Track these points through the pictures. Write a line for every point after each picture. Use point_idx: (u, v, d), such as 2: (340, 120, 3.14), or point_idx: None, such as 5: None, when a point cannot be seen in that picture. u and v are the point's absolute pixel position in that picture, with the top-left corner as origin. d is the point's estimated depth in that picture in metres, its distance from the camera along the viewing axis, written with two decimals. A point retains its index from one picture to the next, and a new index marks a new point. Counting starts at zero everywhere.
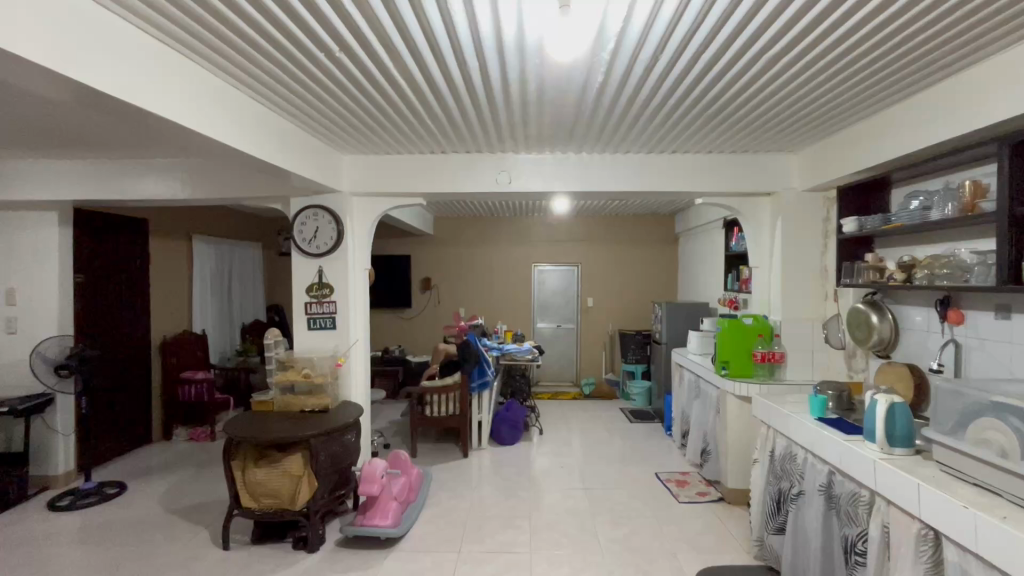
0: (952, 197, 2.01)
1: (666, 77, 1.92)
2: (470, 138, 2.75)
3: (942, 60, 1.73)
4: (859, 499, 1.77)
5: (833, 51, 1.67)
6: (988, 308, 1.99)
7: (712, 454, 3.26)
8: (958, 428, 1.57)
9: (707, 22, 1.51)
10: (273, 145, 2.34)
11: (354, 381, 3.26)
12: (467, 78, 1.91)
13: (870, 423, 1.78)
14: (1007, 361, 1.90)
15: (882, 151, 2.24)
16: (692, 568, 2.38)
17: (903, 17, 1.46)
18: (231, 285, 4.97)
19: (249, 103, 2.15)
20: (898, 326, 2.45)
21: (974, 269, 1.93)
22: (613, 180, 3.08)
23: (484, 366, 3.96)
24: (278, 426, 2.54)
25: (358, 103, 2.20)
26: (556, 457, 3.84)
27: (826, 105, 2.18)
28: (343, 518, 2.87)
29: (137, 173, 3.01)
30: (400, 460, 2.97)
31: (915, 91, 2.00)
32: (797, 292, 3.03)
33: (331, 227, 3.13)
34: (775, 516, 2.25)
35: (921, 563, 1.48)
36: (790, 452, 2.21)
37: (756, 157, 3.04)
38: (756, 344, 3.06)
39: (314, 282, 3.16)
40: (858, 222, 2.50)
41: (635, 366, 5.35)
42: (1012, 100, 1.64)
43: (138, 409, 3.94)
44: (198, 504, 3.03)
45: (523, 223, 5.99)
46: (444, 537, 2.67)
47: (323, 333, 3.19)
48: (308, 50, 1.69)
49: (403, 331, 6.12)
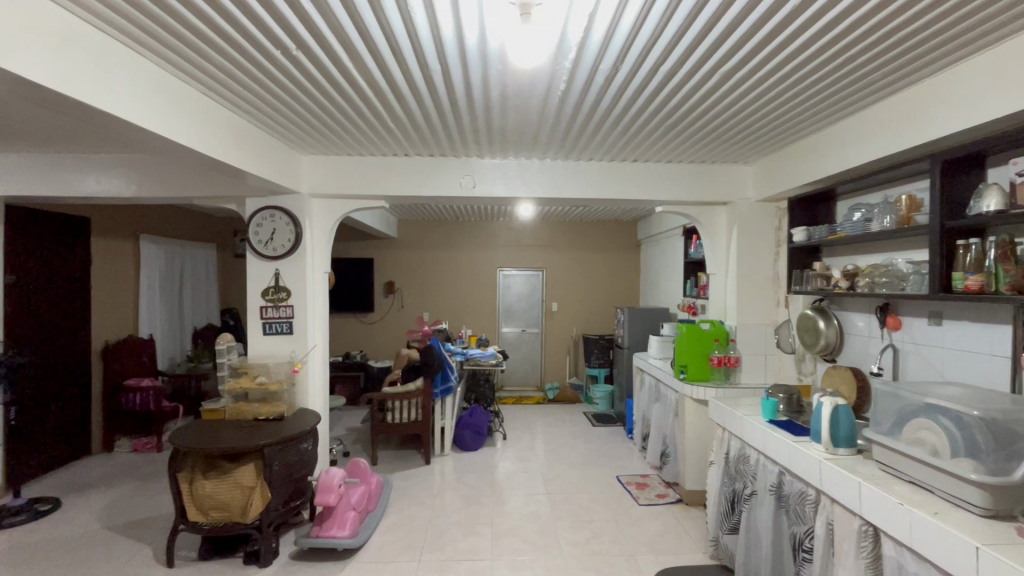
0: (890, 210, 2.14)
1: (626, 87, 1.96)
2: (433, 142, 2.73)
3: (880, 80, 1.85)
4: (806, 497, 1.84)
5: (783, 67, 1.75)
6: (922, 314, 2.11)
7: (671, 456, 3.33)
8: (894, 428, 1.66)
9: (665, 33, 1.55)
10: (227, 144, 2.25)
11: (312, 387, 3.17)
12: (430, 79, 1.87)
13: (817, 424, 1.86)
14: (940, 364, 2.02)
15: (832, 163, 2.33)
16: (650, 569, 2.42)
17: (847, 38, 1.55)
18: (182, 287, 4.74)
19: (199, 100, 2.04)
20: (842, 330, 2.57)
21: (910, 278, 2.05)
22: (577, 187, 3.12)
23: (447, 371, 3.94)
24: (229, 436, 2.43)
25: (315, 104, 2.16)
26: (519, 461, 3.84)
27: (776, 119, 2.28)
28: (298, 530, 2.78)
29: (77, 169, 2.84)
30: (359, 468, 2.92)
31: (858, 109, 2.13)
32: (751, 297, 3.14)
33: (289, 229, 3.03)
34: (729, 516, 2.33)
35: (862, 557, 1.56)
36: (744, 453, 2.28)
37: (713, 168, 3.15)
38: (712, 349, 3.12)
39: (270, 285, 3.05)
40: (806, 232, 2.63)
41: (598, 370, 5.43)
42: (941, 121, 1.77)
43: (76, 419, 3.70)
44: (142, 519, 2.88)
45: (488, 227, 5.98)
46: (404, 547, 2.62)
47: (279, 338, 3.08)
48: (263, 47, 1.64)
49: (365, 336, 6.00)
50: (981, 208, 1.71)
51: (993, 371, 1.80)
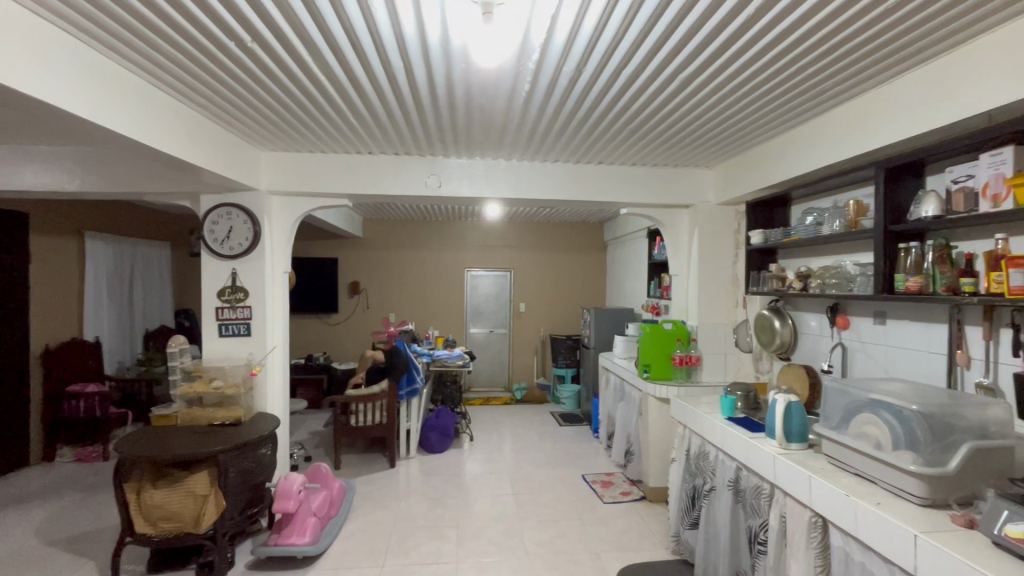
0: (840, 215, 2.24)
1: (589, 89, 1.98)
2: (399, 141, 2.69)
3: (830, 89, 1.94)
4: (761, 491, 1.91)
5: (741, 73, 1.81)
6: (868, 314, 2.21)
7: (635, 454, 3.38)
8: (842, 423, 1.73)
9: (626, 38, 1.58)
10: (180, 137, 2.16)
11: (271, 390, 3.07)
12: (393, 77, 1.84)
13: (771, 420, 1.93)
14: (884, 361, 2.13)
15: (789, 168, 2.42)
16: (614, 566, 2.45)
17: (802, 46, 1.61)
18: (132, 287, 4.51)
19: (148, 91, 1.95)
20: (796, 330, 2.68)
21: (857, 279, 2.16)
22: (543, 188, 3.13)
23: (413, 373, 3.88)
24: (181, 443, 2.32)
25: (274, 98, 2.10)
26: (485, 463, 3.83)
27: (734, 124, 2.35)
28: (255, 539, 2.69)
29: (13, 161, 2.65)
30: (320, 474, 2.88)
31: (811, 116, 2.22)
32: (712, 297, 3.23)
33: (246, 227, 2.93)
34: (690, 511, 2.38)
35: (812, 549, 1.62)
36: (703, 450, 2.34)
37: (676, 171, 3.22)
38: (675, 348, 3.18)
39: (227, 285, 2.94)
40: (763, 234, 2.73)
41: (565, 370, 5.46)
42: (886, 130, 1.87)
43: (11, 428, 3.47)
44: (85, 533, 2.72)
45: (456, 227, 5.95)
46: (367, 552, 2.57)
47: (236, 340, 2.97)
48: (217, 38, 1.57)
49: (328, 337, 5.86)
50: (920, 214, 1.81)
51: (931, 368, 1.91)
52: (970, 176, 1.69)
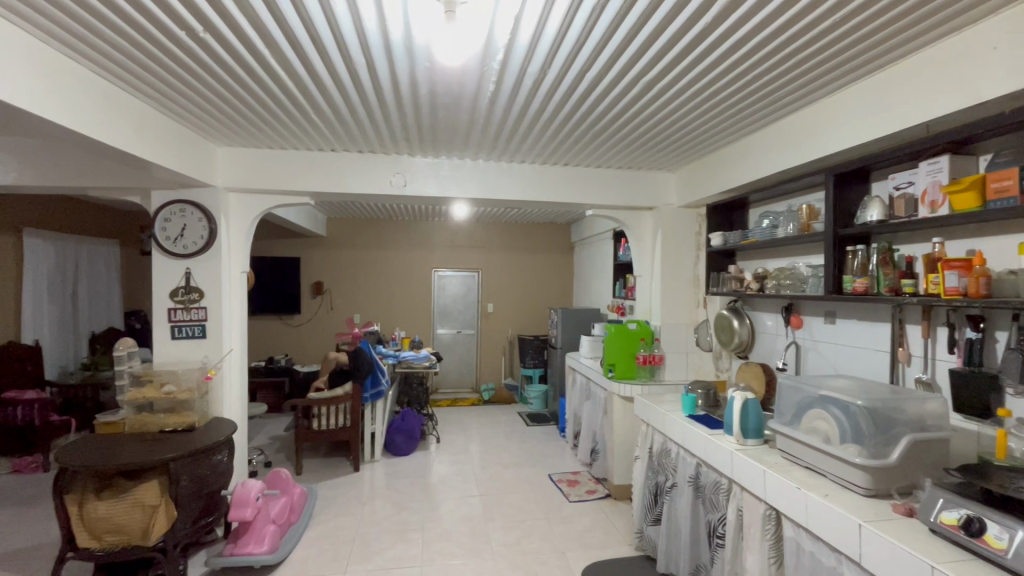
0: (794, 218, 2.33)
1: (554, 91, 2.00)
2: (361, 138, 2.64)
3: (786, 97, 2.01)
4: (720, 486, 1.96)
5: (703, 78, 1.85)
6: (820, 314, 2.31)
7: (600, 453, 3.42)
8: (794, 419, 1.80)
9: (588, 41, 1.60)
10: (128, 129, 2.06)
11: (227, 394, 2.96)
12: (354, 73, 1.81)
13: (729, 417, 1.98)
14: (833, 358, 2.23)
15: (747, 173, 2.50)
16: (578, 565, 2.47)
17: (759, 53, 1.66)
18: (76, 287, 4.26)
19: (91, 80, 1.84)
20: (753, 329, 2.77)
21: (809, 280, 2.25)
22: (509, 188, 3.14)
23: (378, 375, 3.82)
24: (128, 451, 2.21)
25: (230, 92, 2.02)
26: (452, 464, 3.80)
27: (696, 129, 2.41)
28: (210, 549, 2.58)
29: None
30: (280, 480, 2.81)
31: (767, 123, 2.31)
32: (674, 298, 3.30)
33: (201, 225, 2.81)
34: (652, 508, 2.43)
35: (766, 540, 1.68)
36: (665, 447, 2.39)
37: (640, 174, 3.29)
38: (639, 347, 3.23)
39: (180, 285, 2.82)
40: (722, 237, 2.81)
41: (532, 370, 5.49)
42: (836, 138, 1.96)
43: None
44: (22, 549, 2.55)
45: (423, 227, 5.89)
46: (329, 558, 2.51)
47: (190, 343, 2.85)
48: (165, 27, 1.50)
49: (291, 339, 5.70)
50: (866, 218, 1.90)
51: (876, 364, 2.01)
52: (911, 183, 1.78)
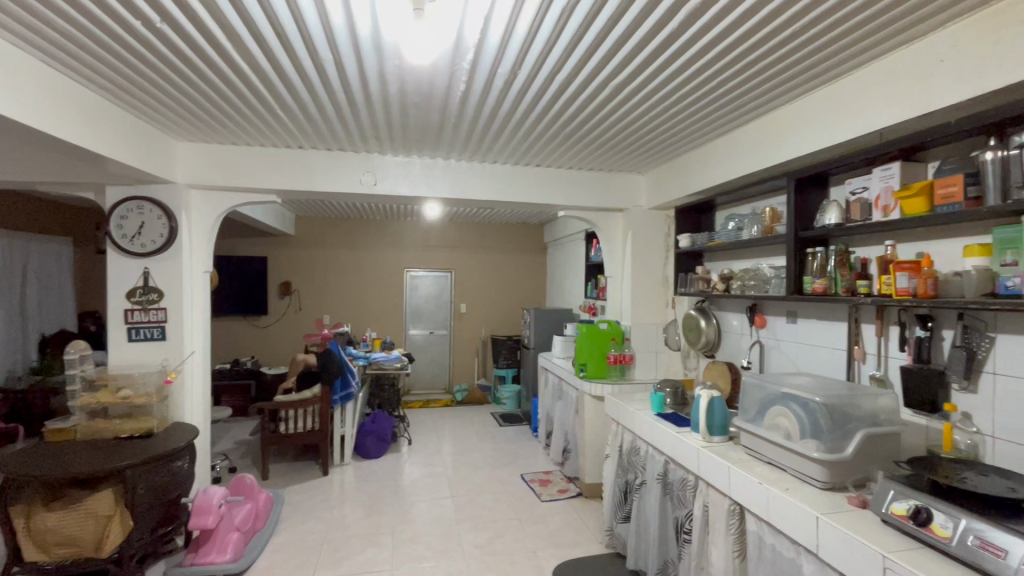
0: (757, 221, 2.40)
1: (524, 92, 2.00)
2: (330, 136, 2.60)
3: (749, 103, 2.07)
4: (687, 482, 2.00)
5: (671, 82, 1.89)
6: (782, 314, 2.39)
7: (572, 452, 3.45)
8: (757, 416, 1.85)
9: (557, 44, 1.62)
10: (80, 121, 1.96)
11: (188, 398, 2.86)
12: (321, 69, 1.77)
13: (695, 415, 2.02)
14: (794, 356, 2.30)
15: (713, 177, 2.57)
16: (550, 564, 2.48)
17: (724, 60, 1.70)
18: (25, 287, 4.04)
19: (39, 70, 1.74)
20: (720, 329, 2.84)
21: (771, 281, 2.32)
22: (482, 189, 3.13)
23: (348, 377, 3.75)
24: (80, 458, 2.11)
25: (190, 86, 1.94)
26: (424, 466, 3.76)
27: (664, 132, 2.46)
28: (170, 558, 2.49)
29: None
30: (245, 486, 2.73)
31: (732, 128, 2.37)
32: (644, 298, 3.35)
33: (161, 223, 2.70)
34: (623, 505, 2.46)
35: (730, 534, 1.72)
36: (635, 446, 2.43)
37: (610, 176, 3.33)
38: (609, 347, 3.27)
39: (138, 286, 2.71)
40: (690, 238, 2.87)
41: (505, 370, 5.50)
42: (796, 144, 2.03)
43: None
44: None
45: (395, 227, 5.82)
46: (296, 564, 2.45)
47: (148, 345, 2.74)
48: (118, 16, 1.43)
49: (257, 341, 5.54)
50: (825, 222, 1.97)
51: (834, 362, 2.09)
52: (865, 189, 1.87)
